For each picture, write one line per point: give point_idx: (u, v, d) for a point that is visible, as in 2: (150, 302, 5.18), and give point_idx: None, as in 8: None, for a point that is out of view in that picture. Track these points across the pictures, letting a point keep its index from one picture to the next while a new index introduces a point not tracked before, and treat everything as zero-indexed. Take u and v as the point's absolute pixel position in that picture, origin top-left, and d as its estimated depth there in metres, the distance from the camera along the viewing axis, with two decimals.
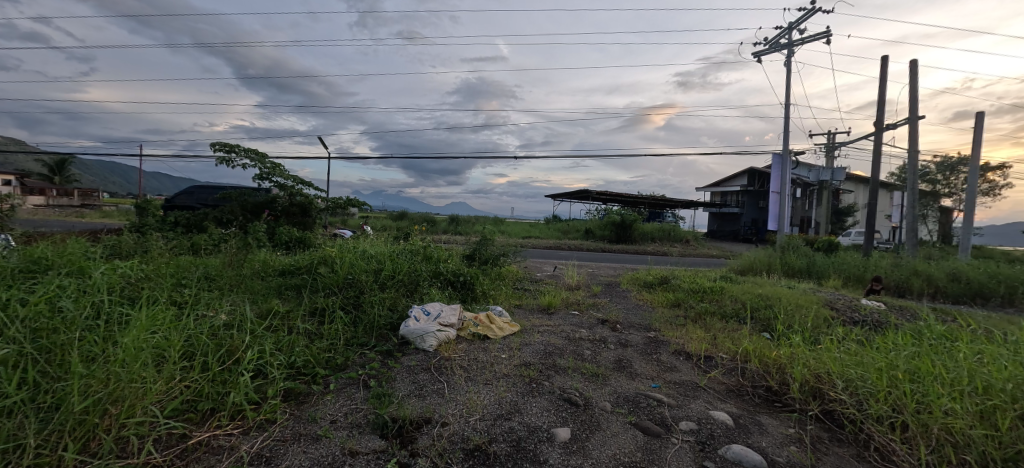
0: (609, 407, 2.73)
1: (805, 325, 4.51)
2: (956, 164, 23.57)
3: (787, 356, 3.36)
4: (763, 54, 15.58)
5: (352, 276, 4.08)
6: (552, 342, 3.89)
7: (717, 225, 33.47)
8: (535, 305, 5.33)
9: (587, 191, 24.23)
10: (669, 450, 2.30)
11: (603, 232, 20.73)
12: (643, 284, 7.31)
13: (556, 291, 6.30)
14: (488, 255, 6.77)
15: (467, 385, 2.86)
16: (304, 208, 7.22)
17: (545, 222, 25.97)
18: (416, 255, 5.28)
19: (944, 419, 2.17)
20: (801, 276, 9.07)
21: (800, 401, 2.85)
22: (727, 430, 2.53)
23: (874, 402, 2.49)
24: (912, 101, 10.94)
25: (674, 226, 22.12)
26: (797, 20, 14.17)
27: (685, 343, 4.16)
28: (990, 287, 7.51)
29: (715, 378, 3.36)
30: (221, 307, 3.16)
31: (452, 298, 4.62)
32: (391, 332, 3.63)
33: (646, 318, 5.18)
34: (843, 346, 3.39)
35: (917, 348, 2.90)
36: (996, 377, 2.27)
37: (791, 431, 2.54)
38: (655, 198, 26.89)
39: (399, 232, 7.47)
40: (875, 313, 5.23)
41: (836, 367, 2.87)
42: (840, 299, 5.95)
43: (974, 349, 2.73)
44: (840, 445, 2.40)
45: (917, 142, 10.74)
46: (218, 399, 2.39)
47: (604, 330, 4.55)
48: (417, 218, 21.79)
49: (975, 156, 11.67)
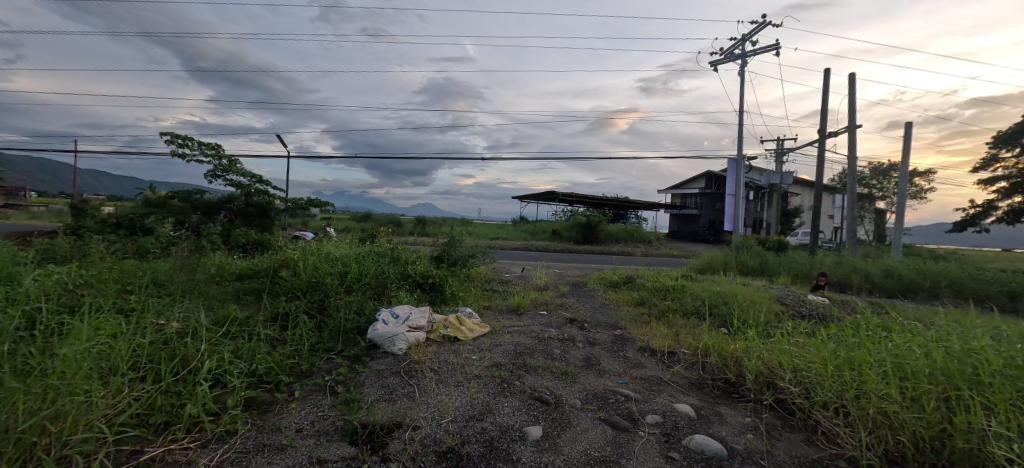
0: (579, 404, 2.80)
1: (758, 319, 4.79)
2: (888, 170, 25.70)
3: (743, 349, 3.57)
4: (718, 63, 16.39)
5: (317, 279, 3.94)
6: (523, 342, 3.94)
7: (678, 226, 34.71)
8: (504, 306, 5.36)
9: (554, 192, 24.59)
10: (636, 443, 2.40)
11: (570, 233, 21.02)
12: (609, 284, 7.52)
13: (524, 291, 6.37)
14: (457, 256, 6.74)
15: (439, 387, 2.86)
16: (262, 209, 6.97)
17: (513, 224, 26.14)
18: (383, 257, 5.19)
19: (879, 403, 2.36)
20: (754, 274, 9.58)
21: (755, 391, 3.05)
22: (689, 421, 2.66)
23: (820, 390, 2.68)
24: (850, 110, 11.85)
25: (637, 227, 22.81)
26: (749, 32, 14.98)
27: (650, 340, 4.32)
28: (918, 281, 8.21)
29: (678, 372, 3.53)
30: (174, 315, 3.01)
31: (421, 300, 4.57)
32: (358, 336, 3.56)
33: (612, 316, 5.32)
34: (792, 339, 3.63)
35: (856, 339, 3.14)
36: (920, 362, 2.48)
37: (747, 420, 2.71)
38: (619, 200, 27.65)
39: (363, 233, 7.32)
40: (820, 307, 5.63)
41: (786, 359, 3.09)
42: (789, 295, 6.36)
43: (904, 338, 2.99)
44: (791, 431, 2.59)
45: (855, 149, 11.61)
46: (173, 412, 2.25)
47: (573, 329, 4.65)
48: (384, 219, 21.28)
49: (904, 162, 12.79)
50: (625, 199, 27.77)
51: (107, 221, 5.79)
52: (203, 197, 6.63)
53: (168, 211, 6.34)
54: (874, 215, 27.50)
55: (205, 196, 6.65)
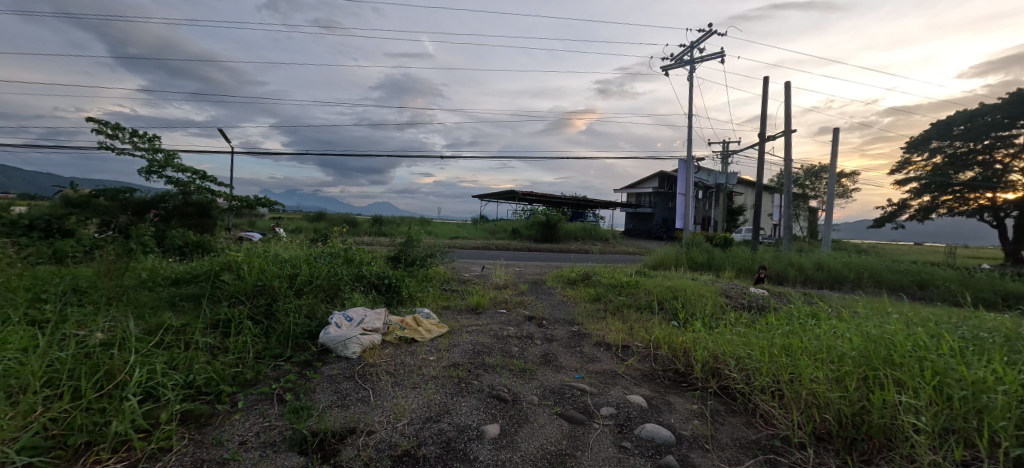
0: (537, 400, 2.84)
1: (705, 312, 5.06)
2: (820, 172, 27.85)
3: (691, 340, 3.76)
4: (669, 68, 17.10)
5: (264, 282, 3.73)
6: (481, 341, 3.94)
7: (633, 224, 35.89)
8: (463, 306, 5.33)
9: (514, 191, 24.74)
10: (591, 435, 2.47)
11: (529, 232, 21.20)
12: (567, 281, 7.67)
13: (484, 290, 6.38)
14: (414, 256, 6.63)
15: (395, 390, 2.81)
16: (202, 208, 6.54)
17: (473, 223, 26.03)
18: (336, 258, 5.01)
19: (810, 385, 2.56)
20: (703, 268, 10.09)
21: (701, 379, 3.22)
22: (641, 411, 2.77)
23: (758, 376, 2.87)
24: (786, 116, 12.74)
25: (594, 225, 23.40)
26: (697, 39, 15.72)
27: (605, 334, 4.45)
28: (845, 273, 8.97)
29: (631, 365, 3.66)
30: (98, 325, 2.77)
31: (377, 302, 4.46)
32: (309, 341, 3.43)
33: (570, 313, 5.43)
34: (735, 329, 3.87)
35: (790, 327, 3.39)
36: (845, 346, 2.70)
37: (694, 407, 2.86)
38: (577, 199, 28.20)
39: (315, 234, 7.04)
40: (759, 298, 6.02)
41: (729, 349, 3.29)
42: (733, 288, 6.75)
43: (831, 325, 3.26)
44: (733, 415, 2.76)
45: (791, 152, 12.49)
46: (96, 431, 2.06)
47: (531, 327, 4.71)
48: (338, 218, 20.52)
49: (832, 164, 13.92)
50: (583, 198, 28.37)
51: (18, 222, 5.21)
52: (133, 195, 6.13)
53: (93, 211, 5.80)
54: (809, 213, 29.72)
55: (135, 195, 6.15)
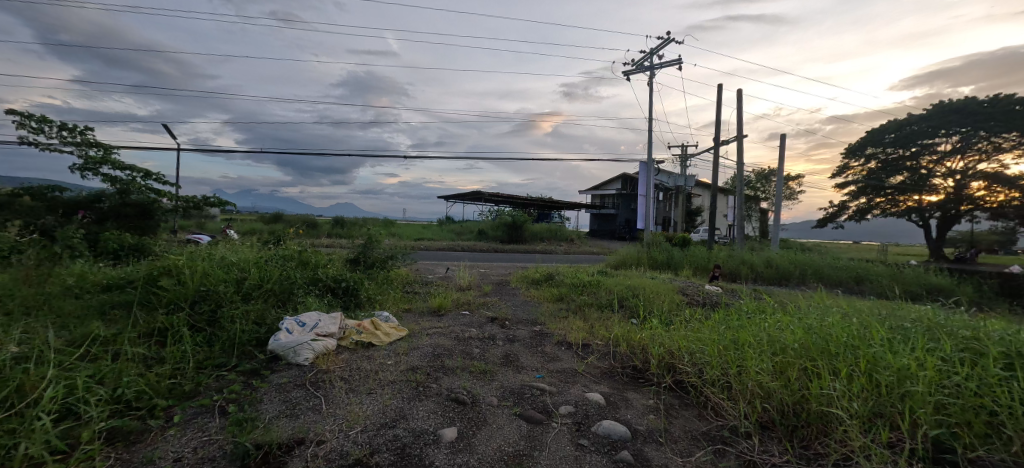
0: (496, 401, 2.83)
1: (662, 309, 5.22)
2: (770, 175, 29.43)
3: (648, 337, 3.86)
4: (630, 73, 17.57)
5: (207, 287, 3.52)
6: (442, 343, 3.88)
7: (598, 225, 36.60)
8: (424, 308, 5.25)
9: (480, 192, 24.67)
10: (549, 434, 2.48)
11: (495, 233, 21.20)
12: (531, 281, 7.71)
13: (446, 292, 6.31)
14: (375, 258, 6.47)
15: (349, 396, 2.72)
16: (143, 209, 6.11)
17: (439, 224, 25.74)
18: (289, 261, 4.81)
19: (755, 376, 2.67)
20: (662, 267, 10.42)
21: (658, 375, 3.31)
22: (599, 408, 2.81)
23: (709, 369, 2.98)
24: (739, 122, 13.38)
25: (559, 226, 23.70)
26: (656, 46, 16.24)
27: (567, 333, 4.50)
28: (791, 270, 9.52)
29: (591, 363, 3.72)
30: (10, 337, 2.52)
31: (333, 306, 4.32)
32: (256, 349, 3.27)
33: (533, 313, 5.45)
34: (689, 325, 4.00)
35: (740, 322, 3.55)
36: (788, 339, 2.85)
37: (650, 401, 2.94)
38: (543, 200, 28.46)
39: (269, 235, 6.73)
40: (712, 295, 6.28)
41: (683, 345, 3.39)
42: (690, 286, 7.00)
43: (776, 319, 3.44)
44: (686, 408, 2.86)
45: (744, 156, 13.12)
46: (3, 454, 1.87)
47: (494, 328, 4.69)
48: (297, 220, 19.73)
49: (781, 167, 14.74)
50: (549, 199, 28.66)
51: None
52: (62, 195, 5.65)
53: (14, 212, 5.28)
54: (760, 214, 31.32)
55: (65, 195, 5.67)
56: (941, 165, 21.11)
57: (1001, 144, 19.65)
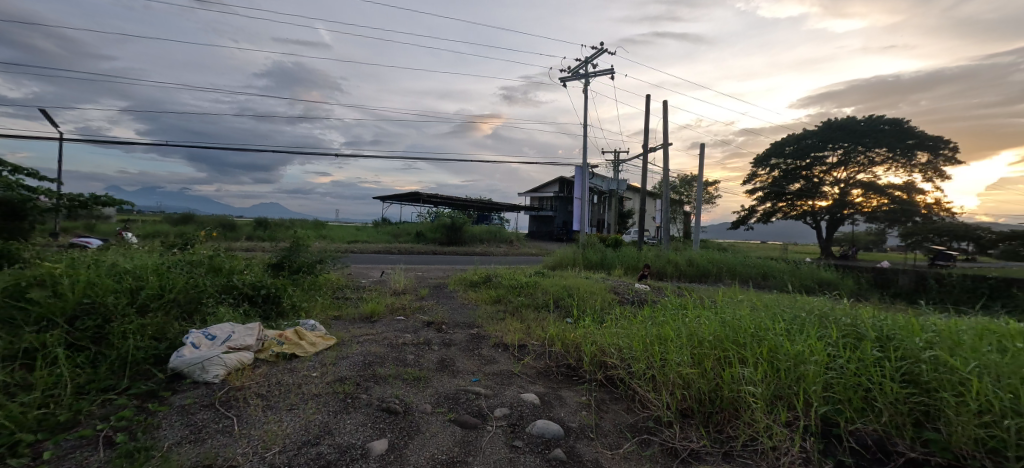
0: (430, 409, 2.76)
1: (595, 307, 5.41)
2: (692, 180, 31.78)
3: (581, 336, 3.97)
4: (567, 79, 18.12)
5: (93, 299, 3.09)
6: (374, 351, 3.72)
7: (536, 227, 37.32)
8: (356, 315, 5.00)
9: (418, 193, 24.12)
10: (484, 438, 2.46)
11: (434, 234, 20.84)
12: (469, 284, 7.65)
13: (380, 297, 6.07)
14: (301, 262, 6.06)
15: (266, 415, 2.50)
16: (12, 209, 5.21)
17: (374, 225, 24.82)
18: (199, 267, 4.36)
19: (676, 368, 2.84)
20: (596, 267, 10.83)
21: (590, 372, 3.43)
22: (534, 408, 2.84)
23: (636, 363, 3.13)
24: (664, 130, 14.29)
25: (499, 228, 23.83)
26: (591, 55, 16.90)
27: (503, 335, 4.51)
28: (709, 269, 10.33)
29: (527, 363, 3.76)
30: None
31: (250, 316, 3.98)
32: (155, 367, 2.92)
33: (470, 316, 5.40)
34: (620, 322, 4.18)
35: (664, 318, 3.77)
36: (704, 332, 3.07)
37: (583, 398, 3.03)
38: (482, 202, 28.46)
39: (175, 238, 6.05)
40: (641, 293, 6.62)
41: (613, 342, 3.54)
42: (621, 285, 7.33)
43: (696, 313, 3.69)
44: (616, 403, 2.98)
45: (669, 163, 14.04)
46: None
47: (429, 332, 4.59)
48: (212, 220, 18.00)
49: (701, 174, 15.96)
50: (488, 201, 28.71)
51: None
52: None
53: None
54: (684, 216, 33.72)
55: None
56: (830, 174, 24.10)
57: (875, 157, 22.84)
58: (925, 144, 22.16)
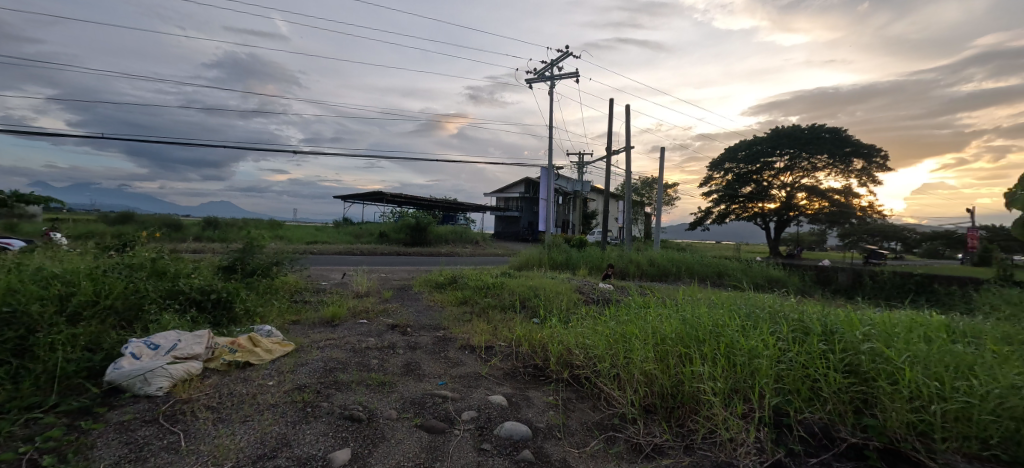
0: (395, 414, 2.68)
1: (561, 307, 5.46)
2: (653, 182, 32.82)
3: (548, 335, 3.99)
4: (532, 81, 18.24)
5: (14, 308, 2.79)
6: (335, 357, 3.58)
7: (502, 227, 37.34)
8: (316, 319, 4.80)
9: (381, 192, 23.56)
10: (452, 443, 2.41)
11: (398, 235, 20.41)
12: (435, 285, 7.54)
13: (342, 300, 5.86)
14: (256, 264, 5.75)
15: (217, 428, 2.35)
16: None
17: (334, 225, 24.01)
18: (140, 271, 4.05)
19: (639, 365, 2.90)
20: (562, 267, 10.96)
21: (556, 371, 3.45)
22: (501, 410, 2.82)
23: (602, 362, 3.17)
24: (627, 134, 14.67)
25: (464, 228, 23.66)
26: (557, 58, 17.10)
27: (470, 337, 4.46)
28: (669, 268, 10.69)
29: (494, 365, 3.73)
30: None
31: (198, 323, 3.73)
32: (88, 381, 2.68)
33: (436, 318, 5.31)
34: (585, 321, 4.23)
35: (628, 317, 3.85)
36: (666, 329, 3.15)
37: (550, 398, 3.05)
38: (447, 202, 28.15)
39: (113, 239, 5.58)
40: (605, 293, 6.75)
41: (579, 341, 3.57)
42: (586, 284, 7.45)
43: (658, 312, 3.80)
44: (582, 401, 3.02)
45: (631, 165, 14.43)
46: None
47: (394, 336, 4.47)
48: (155, 220, 16.79)
49: (661, 177, 16.50)
50: (454, 201, 28.44)
51: None
52: None
53: None
54: (645, 217, 34.77)
55: None
56: (778, 178, 25.58)
57: (818, 163, 24.46)
58: (860, 153, 24.13)
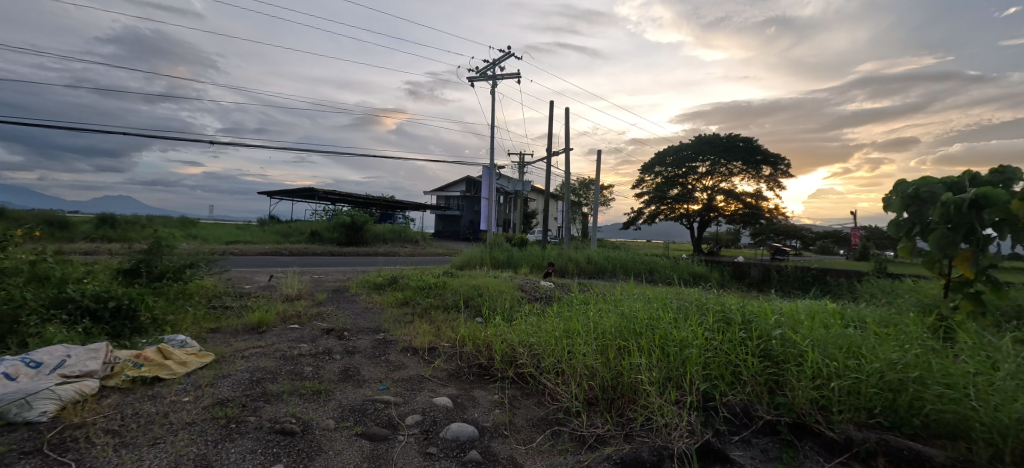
0: (333, 424, 2.53)
1: (504, 306, 5.49)
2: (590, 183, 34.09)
3: (492, 334, 3.99)
4: (474, 80, 18.18)
5: None
6: (263, 366, 3.32)
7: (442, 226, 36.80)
8: (238, 326, 4.41)
9: (313, 189, 22.23)
10: (395, 450, 2.33)
11: (331, 234, 19.40)
12: (373, 286, 7.25)
13: (269, 304, 5.44)
14: (167, 267, 5.17)
15: (120, 455, 2.07)
16: None
17: (259, 223, 22.29)
18: (15, 277, 3.47)
19: (581, 359, 2.98)
20: (503, 266, 11.04)
21: (501, 369, 3.46)
22: (446, 412, 2.77)
23: (546, 358, 3.23)
24: (566, 136, 15.09)
25: (403, 227, 23.03)
26: (499, 58, 17.17)
27: (412, 339, 4.34)
28: (606, 266, 11.18)
29: (438, 366, 3.67)
30: None
31: (94, 335, 3.28)
32: None
33: (375, 321, 5.10)
34: (529, 319, 4.29)
35: (570, 313, 3.95)
36: (606, 324, 3.28)
37: (496, 396, 3.05)
38: (385, 200, 27.22)
39: None
40: (547, 290, 6.91)
41: (523, 339, 3.62)
42: (528, 282, 7.56)
43: (598, 307, 3.95)
44: (528, 398, 3.06)
45: (570, 166, 14.88)
46: None
47: (330, 341, 4.24)
48: (36, 216, 14.52)
49: (598, 178, 17.18)
50: (392, 200, 27.56)
51: None
52: None
53: None
54: (583, 217, 36.04)
55: None
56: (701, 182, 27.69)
57: (734, 169, 26.79)
58: (768, 161, 26.88)
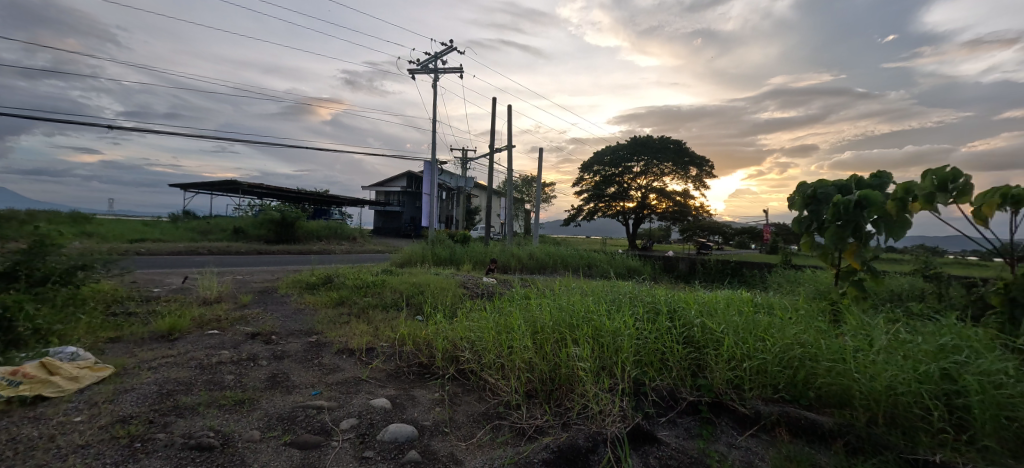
0: (258, 435, 2.38)
1: (446, 303, 5.44)
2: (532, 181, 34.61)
3: (433, 332, 3.94)
4: (416, 72, 17.72)
5: None
6: (177, 377, 3.04)
7: (381, 222, 35.57)
8: (146, 335, 3.97)
9: (237, 182, 20.54)
10: (328, 456, 2.23)
11: (258, 230, 18.05)
12: (305, 286, 6.86)
13: (184, 308, 4.96)
14: (54, 269, 4.52)
15: None
16: None
17: (173, 219, 20.20)
18: None
19: (521, 353, 3.04)
20: (445, 263, 10.91)
21: (442, 367, 3.43)
22: (384, 413, 2.71)
23: (487, 354, 3.25)
24: (509, 133, 15.20)
25: (339, 223, 21.98)
26: (441, 51, 16.88)
27: (348, 340, 4.17)
28: (547, 262, 11.43)
29: (376, 367, 3.56)
30: None
31: None
32: None
33: (307, 323, 4.83)
34: (470, 315, 4.28)
35: (511, 309, 4.01)
36: (545, 318, 3.37)
37: (436, 394, 3.03)
38: (319, 194, 25.78)
39: None
40: (489, 286, 6.94)
41: (464, 336, 3.61)
42: (470, 279, 7.54)
43: (537, 302, 4.03)
44: (469, 394, 3.06)
45: (513, 163, 15.02)
46: None
47: (255, 346, 3.96)
48: None
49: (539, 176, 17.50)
50: (327, 194, 26.18)
51: None
52: None
53: None
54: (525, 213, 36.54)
55: None
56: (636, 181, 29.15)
57: (665, 169, 28.48)
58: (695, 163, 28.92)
